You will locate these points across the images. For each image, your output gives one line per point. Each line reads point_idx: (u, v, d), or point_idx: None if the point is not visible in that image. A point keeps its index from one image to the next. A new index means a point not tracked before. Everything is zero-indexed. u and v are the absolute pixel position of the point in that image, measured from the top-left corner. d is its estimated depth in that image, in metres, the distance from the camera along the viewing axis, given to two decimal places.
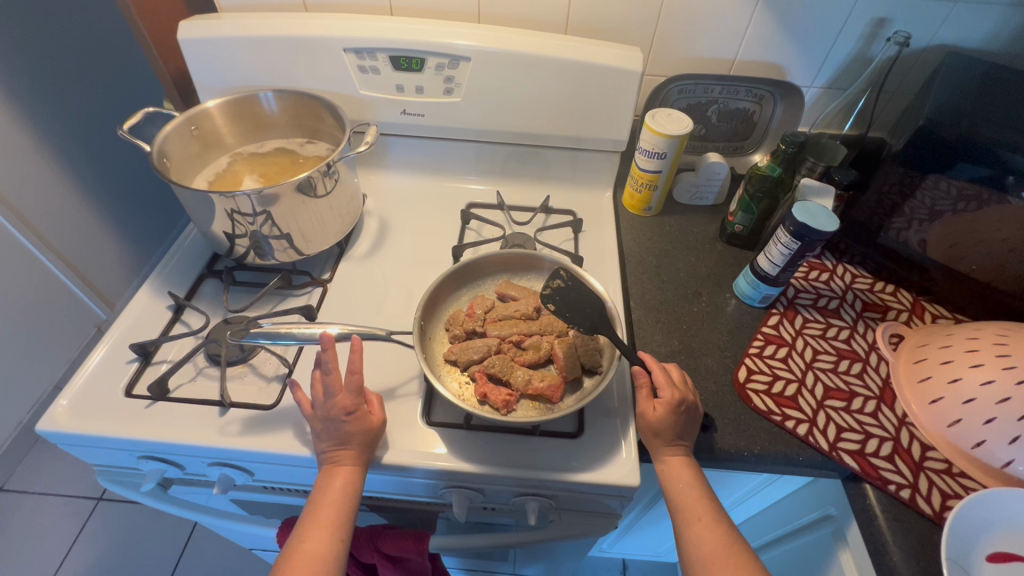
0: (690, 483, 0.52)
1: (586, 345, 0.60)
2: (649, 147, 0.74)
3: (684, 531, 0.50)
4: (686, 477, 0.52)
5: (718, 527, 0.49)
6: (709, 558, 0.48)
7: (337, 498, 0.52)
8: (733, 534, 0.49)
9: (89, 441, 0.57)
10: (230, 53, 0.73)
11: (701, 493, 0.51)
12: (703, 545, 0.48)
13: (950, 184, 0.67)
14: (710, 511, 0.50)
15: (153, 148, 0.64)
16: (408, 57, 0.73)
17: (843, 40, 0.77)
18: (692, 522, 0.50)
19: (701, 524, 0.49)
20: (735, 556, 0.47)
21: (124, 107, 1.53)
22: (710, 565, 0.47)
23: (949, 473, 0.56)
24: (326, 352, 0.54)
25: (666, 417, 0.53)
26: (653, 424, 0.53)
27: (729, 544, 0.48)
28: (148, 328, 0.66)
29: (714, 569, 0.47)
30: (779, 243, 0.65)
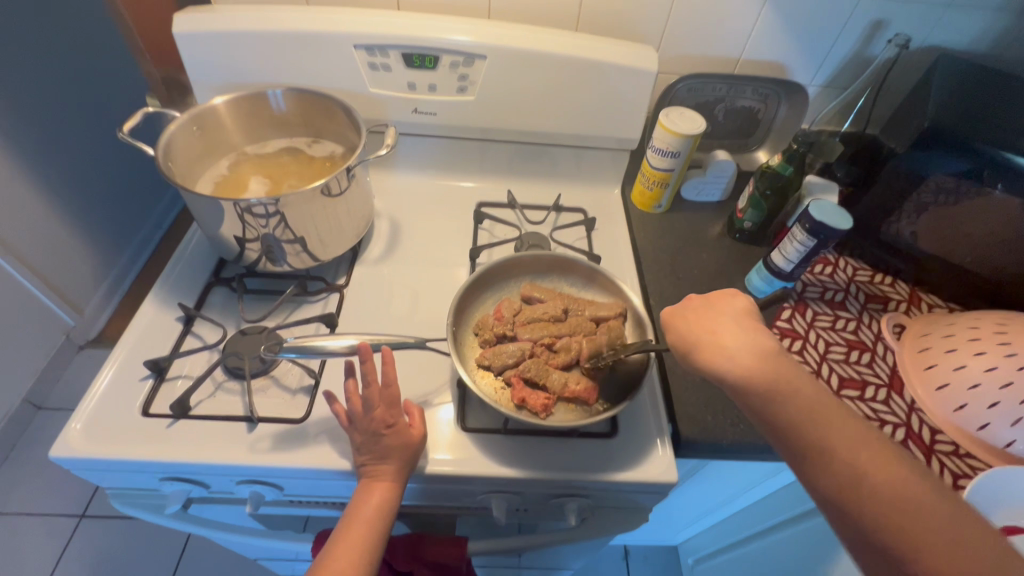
0: (780, 385, 0.44)
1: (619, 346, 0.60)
2: (662, 145, 0.75)
3: (801, 459, 0.42)
4: (769, 377, 0.44)
5: (838, 425, 0.41)
6: (852, 473, 0.39)
7: (372, 515, 0.51)
8: (861, 432, 0.41)
9: (106, 465, 0.54)
10: (230, 47, 0.69)
11: (793, 382, 0.44)
12: (830, 468, 0.40)
13: (932, 179, 0.71)
14: (825, 419, 0.42)
15: (157, 151, 0.60)
16: (422, 54, 0.71)
17: (844, 41, 0.79)
18: (808, 446, 0.42)
19: (817, 442, 0.41)
20: (874, 462, 0.39)
21: (87, 99, 1.43)
22: (855, 484, 0.39)
23: (956, 455, 0.60)
24: (365, 364, 0.53)
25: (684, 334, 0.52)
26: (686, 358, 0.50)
27: (862, 451, 0.40)
28: (158, 342, 0.63)
29: (862, 487, 0.39)
30: (794, 241, 0.67)
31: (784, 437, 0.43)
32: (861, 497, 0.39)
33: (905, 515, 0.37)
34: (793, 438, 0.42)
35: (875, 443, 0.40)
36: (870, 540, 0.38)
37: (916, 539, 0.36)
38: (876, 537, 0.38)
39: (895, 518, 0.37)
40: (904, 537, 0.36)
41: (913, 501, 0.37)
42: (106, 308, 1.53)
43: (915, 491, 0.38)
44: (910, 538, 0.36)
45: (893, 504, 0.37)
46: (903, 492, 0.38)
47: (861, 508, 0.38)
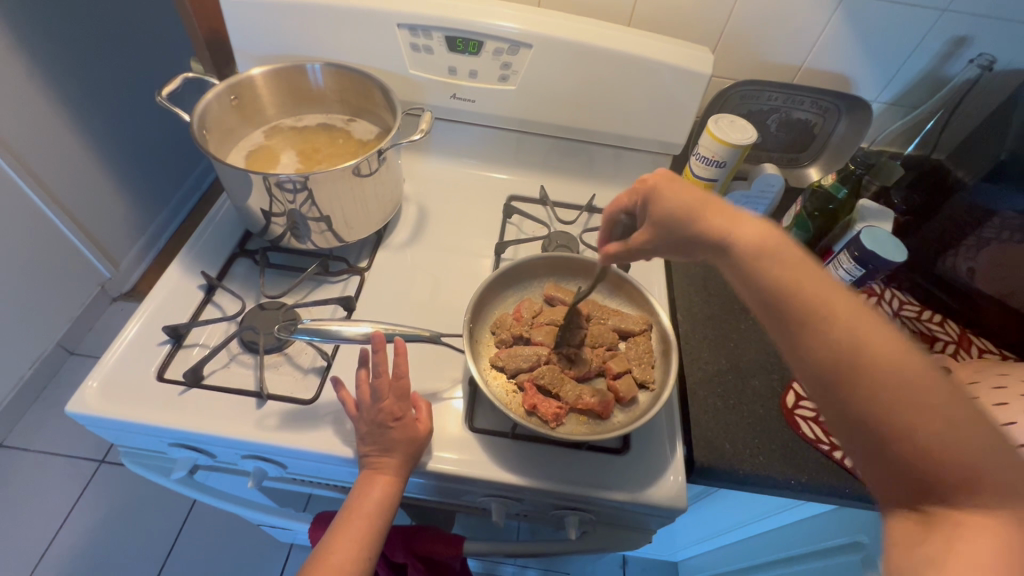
0: (787, 271, 0.37)
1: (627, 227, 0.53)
2: (708, 153, 0.71)
3: (789, 335, 0.36)
4: (770, 262, 0.38)
5: (836, 317, 0.34)
6: (853, 360, 0.33)
7: (373, 509, 0.51)
8: (869, 315, 0.34)
9: (119, 426, 0.55)
10: (274, 17, 0.68)
11: (804, 269, 0.37)
12: (831, 341, 0.34)
13: (996, 214, 0.67)
14: (828, 299, 0.35)
15: (192, 118, 0.60)
16: (466, 39, 0.69)
17: (919, 56, 0.74)
18: (809, 316, 0.35)
19: (822, 323, 0.34)
20: (873, 340, 0.33)
21: (139, 59, 1.45)
22: (842, 371, 0.33)
23: None
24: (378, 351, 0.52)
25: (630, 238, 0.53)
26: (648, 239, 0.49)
27: (869, 326, 0.34)
28: (178, 309, 0.63)
29: (867, 366, 0.32)
30: (840, 267, 0.64)
31: (778, 320, 0.37)
32: (859, 380, 0.32)
33: (911, 396, 0.31)
34: (789, 330, 0.36)
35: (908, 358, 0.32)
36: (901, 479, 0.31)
37: (914, 425, 0.31)
38: (862, 421, 0.32)
39: (893, 404, 0.31)
40: (903, 424, 0.31)
41: (920, 382, 0.31)
42: (141, 262, 1.58)
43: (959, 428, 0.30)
44: (902, 421, 0.31)
45: (891, 385, 0.32)
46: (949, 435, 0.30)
47: (857, 389, 0.32)
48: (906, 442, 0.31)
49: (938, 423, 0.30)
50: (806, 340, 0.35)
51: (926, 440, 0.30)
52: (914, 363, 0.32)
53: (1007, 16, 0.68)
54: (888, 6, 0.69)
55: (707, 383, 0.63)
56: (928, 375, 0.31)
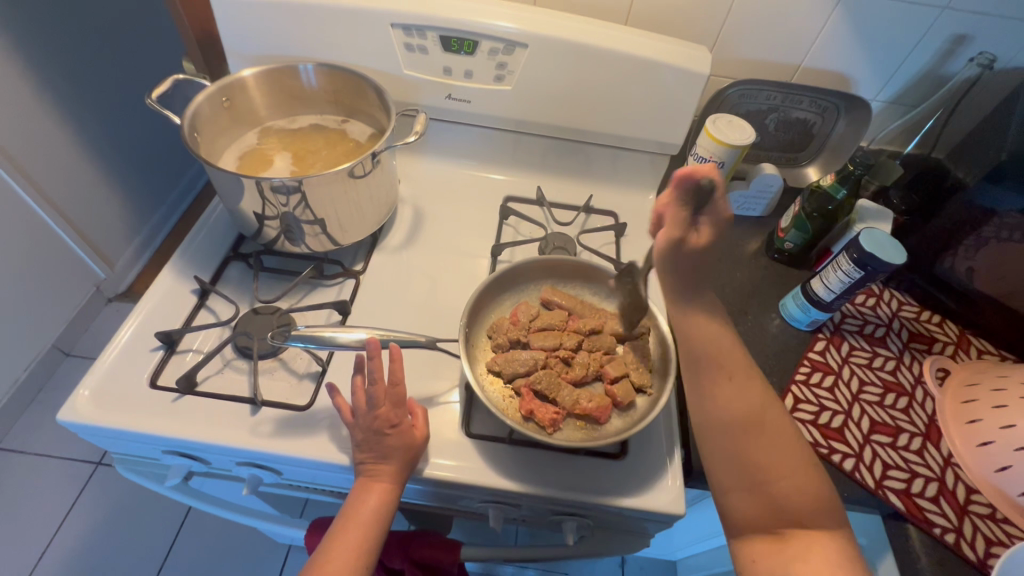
0: (716, 342, 0.51)
1: (686, 207, 0.47)
2: (705, 154, 0.70)
3: (706, 382, 0.50)
4: (707, 340, 0.51)
5: (735, 374, 0.50)
6: (739, 417, 0.48)
7: (371, 516, 0.50)
8: (752, 381, 0.50)
9: (112, 434, 0.54)
10: (265, 17, 0.67)
11: (729, 356, 0.51)
12: (722, 401, 0.49)
13: (993, 213, 0.66)
14: (723, 354, 0.51)
15: (183, 120, 0.59)
16: (460, 38, 0.67)
17: (919, 54, 0.73)
18: (718, 370, 0.50)
19: (722, 376, 0.50)
20: (752, 401, 0.49)
21: (133, 58, 1.44)
22: (745, 418, 0.48)
23: (992, 519, 0.55)
24: (374, 357, 0.51)
25: (676, 220, 0.48)
26: (702, 252, 0.48)
27: (753, 386, 0.50)
28: (171, 314, 0.63)
29: (748, 429, 0.48)
30: (839, 270, 0.63)
31: (696, 375, 0.51)
32: (751, 432, 0.48)
33: (773, 434, 0.48)
34: (704, 412, 0.50)
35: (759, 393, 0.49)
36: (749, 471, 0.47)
37: (777, 482, 0.46)
38: (748, 476, 0.47)
39: (772, 467, 0.47)
40: (773, 483, 0.46)
41: (778, 444, 0.48)
42: (136, 262, 1.57)
43: (778, 438, 0.48)
44: (774, 486, 0.46)
45: (771, 452, 0.47)
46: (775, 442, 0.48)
47: (733, 414, 0.48)
48: (747, 448, 0.47)
49: (792, 486, 0.46)
50: (713, 395, 0.49)
51: (791, 506, 0.45)
52: (779, 428, 0.48)
53: (1008, 14, 0.68)
54: (887, 5, 0.68)
55: None
56: (770, 419, 0.49)
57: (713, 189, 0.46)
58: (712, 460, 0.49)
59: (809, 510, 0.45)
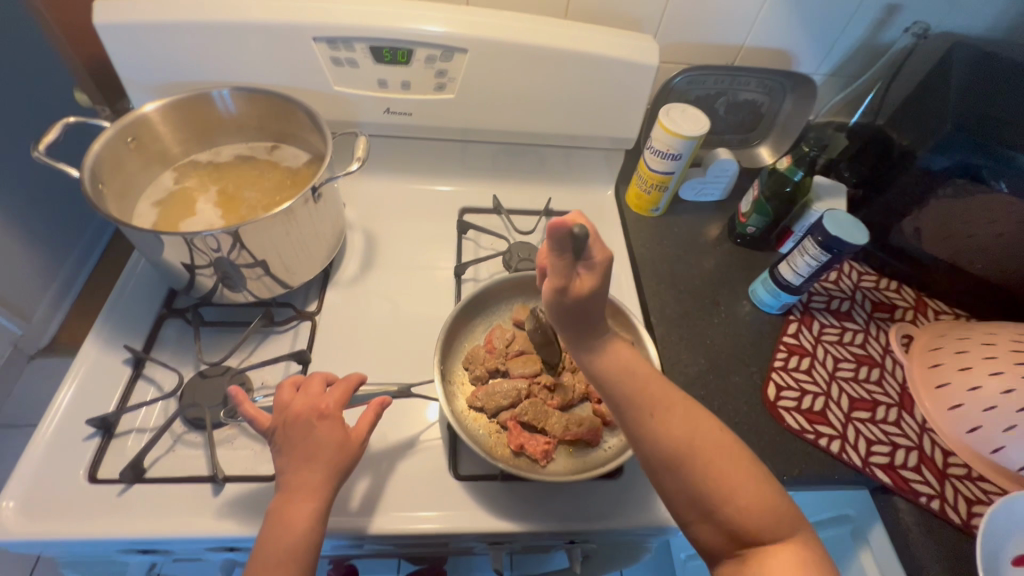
0: (630, 372, 0.40)
1: (567, 257, 0.36)
2: (661, 147, 0.69)
3: (628, 420, 0.39)
4: (624, 370, 0.40)
5: (655, 403, 0.39)
6: (675, 451, 0.38)
7: (296, 544, 0.41)
8: (673, 405, 0.39)
9: (50, 545, 0.48)
10: (165, 41, 0.59)
11: (641, 382, 0.40)
12: (657, 432, 0.38)
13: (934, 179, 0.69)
14: (643, 377, 0.40)
15: (82, 173, 0.51)
16: (393, 48, 0.62)
17: (854, 27, 0.74)
18: (638, 401, 0.39)
19: (640, 408, 0.39)
20: (679, 428, 0.38)
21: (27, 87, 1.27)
22: (681, 455, 0.38)
23: (969, 478, 0.58)
24: (286, 384, 0.47)
25: (557, 269, 0.37)
26: (591, 304, 0.38)
27: (681, 406, 0.39)
28: (102, 392, 0.55)
29: (684, 465, 0.37)
30: (806, 254, 0.63)
31: (619, 414, 0.40)
32: (690, 460, 0.37)
33: (712, 458, 0.37)
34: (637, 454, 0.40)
35: (681, 407, 0.40)
36: (697, 503, 0.37)
37: (732, 507, 0.36)
38: (698, 509, 0.37)
39: (720, 496, 0.36)
40: (725, 512, 0.36)
41: (720, 464, 0.37)
42: (57, 312, 1.41)
43: (712, 446, 0.38)
44: (728, 513, 0.36)
45: (716, 471, 0.37)
46: (712, 455, 0.38)
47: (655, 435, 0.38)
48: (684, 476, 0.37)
49: (746, 507, 0.36)
50: (643, 434, 0.39)
51: (752, 536, 0.35)
52: (719, 442, 0.38)
53: None
54: None
55: (691, 388, 0.62)
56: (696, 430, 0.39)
57: (588, 238, 0.36)
58: (664, 497, 0.39)
59: (770, 534, 0.35)
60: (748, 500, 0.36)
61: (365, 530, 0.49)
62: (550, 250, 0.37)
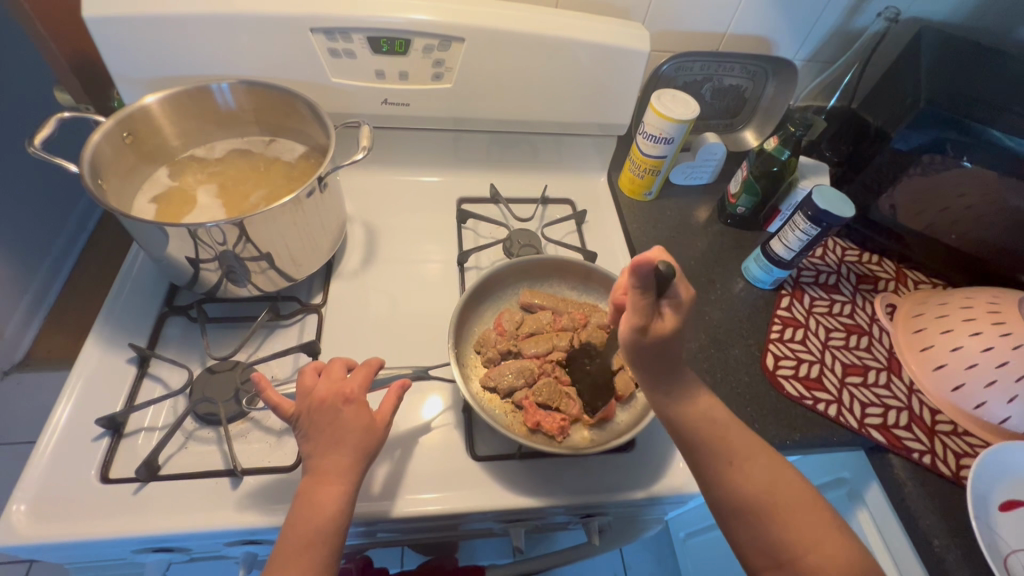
0: (711, 422, 0.45)
1: (651, 294, 0.40)
2: (654, 131, 0.71)
3: (712, 468, 0.44)
4: (704, 419, 0.44)
5: (734, 453, 0.44)
6: (754, 499, 0.43)
7: (325, 525, 0.42)
8: (754, 458, 0.44)
9: (65, 547, 0.47)
10: (158, 34, 0.58)
11: (722, 434, 0.44)
12: (742, 480, 0.43)
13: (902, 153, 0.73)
14: (725, 428, 0.45)
15: (81, 168, 0.50)
16: (391, 38, 0.62)
17: (829, 13, 0.77)
18: (724, 451, 0.44)
19: (722, 458, 0.44)
20: (761, 481, 0.43)
21: None
22: (763, 500, 0.43)
23: (956, 433, 0.62)
24: (309, 370, 0.47)
25: (641, 309, 0.41)
26: (671, 340, 0.42)
27: (764, 458, 0.44)
28: (107, 393, 0.54)
29: (766, 509, 0.42)
30: (796, 230, 0.66)
31: (701, 462, 0.44)
32: (773, 508, 0.42)
33: (789, 507, 0.43)
34: (717, 499, 0.44)
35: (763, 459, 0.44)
36: (775, 544, 0.42)
37: (807, 558, 0.41)
38: (771, 558, 0.42)
39: (797, 541, 0.42)
40: (802, 561, 0.41)
41: (797, 514, 0.42)
42: (31, 324, 1.35)
43: (790, 495, 0.43)
44: (805, 564, 0.41)
45: (793, 523, 0.42)
46: (790, 502, 0.43)
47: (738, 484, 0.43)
48: (761, 518, 0.42)
49: (821, 560, 0.41)
50: (727, 481, 0.43)
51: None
52: (797, 498, 0.43)
53: None
54: None
55: (694, 361, 0.65)
56: (771, 477, 0.44)
57: (671, 271, 0.39)
58: (736, 542, 0.44)
59: None
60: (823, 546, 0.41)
61: (388, 514, 0.50)
62: (634, 289, 0.40)
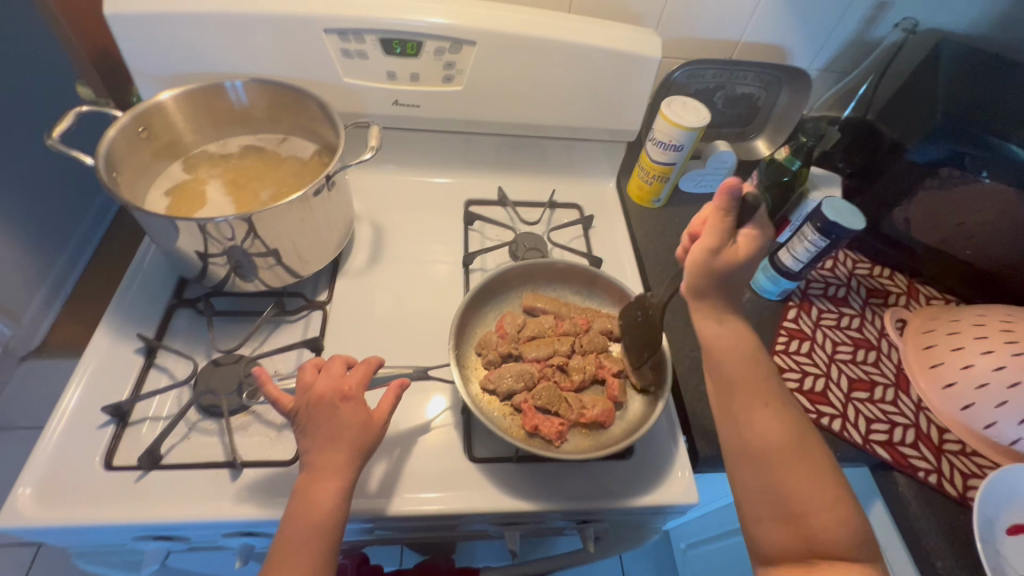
0: (743, 368, 0.50)
1: (731, 220, 0.47)
2: (664, 138, 0.70)
3: (739, 409, 0.49)
4: (737, 363, 0.50)
5: (770, 401, 0.49)
6: (774, 449, 0.47)
7: (322, 521, 0.42)
8: (786, 418, 0.48)
9: (68, 532, 0.48)
10: (177, 32, 0.59)
11: (756, 381, 0.50)
12: (763, 427, 0.47)
13: (916, 166, 0.72)
14: (758, 381, 0.50)
15: (97, 161, 0.52)
16: (403, 40, 0.63)
17: (846, 23, 0.76)
18: (754, 398, 0.49)
19: (756, 402, 0.49)
20: (788, 436, 0.47)
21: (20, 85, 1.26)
22: (779, 450, 0.47)
23: (964, 454, 0.60)
24: (308, 368, 0.48)
25: (717, 230, 0.48)
26: (741, 265, 0.48)
27: (790, 417, 0.48)
28: (115, 381, 0.55)
29: (780, 459, 0.46)
30: (805, 241, 0.65)
31: (729, 402, 0.50)
32: (787, 460, 0.46)
33: (803, 464, 0.46)
34: (734, 441, 0.49)
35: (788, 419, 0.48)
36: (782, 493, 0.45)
37: (813, 516, 0.44)
38: (776, 504, 0.45)
39: (803, 495, 0.45)
40: (808, 515, 0.44)
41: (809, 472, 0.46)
42: (49, 311, 1.38)
43: (805, 456, 0.46)
44: (810, 521, 0.44)
45: (803, 479, 0.45)
46: (804, 460, 0.46)
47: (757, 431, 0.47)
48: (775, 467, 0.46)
49: (827, 519, 0.44)
50: (749, 424, 0.48)
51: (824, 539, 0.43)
52: (815, 461, 0.47)
53: None
54: None
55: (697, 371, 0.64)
56: (789, 435, 0.47)
57: (756, 203, 0.47)
58: (747, 490, 0.47)
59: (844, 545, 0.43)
60: (825, 504, 0.44)
61: (384, 512, 0.50)
62: (717, 213, 0.48)
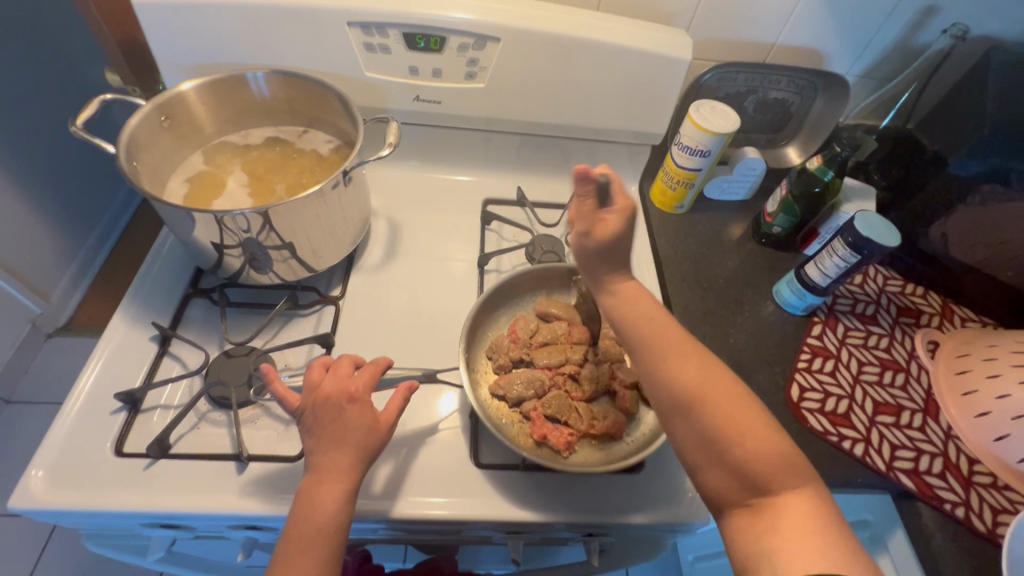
0: (651, 319, 0.46)
1: (590, 202, 0.47)
2: (690, 142, 0.68)
3: (648, 358, 0.45)
4: (638, 315, 0.46)
5: (679, 347, 0.44)
6: (688, 390, 0.42)
7: (326, 524, 0.42)
8: (695, 354, 0.44)
9: (77, 515, 0.48)
10: (201, 22, 0.59)
11: (664, 329, 0.45)
12: (674, 369, 0.43)
13: (959, 181, 0.68)
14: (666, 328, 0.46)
15: (118, 150, 0.52)
16: (426, 34, 0.62)
17: (890, 27, 0.73)
18: (657, 345, 0.45)
19: (664, 349, 0.44)
20: (696, 370, 0.43)
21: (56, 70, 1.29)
22: (697, 389, 0.42)
23: (995, 487, 0.57)
24: (315, 367, 0.48)
25: (583, 213, 0.47)
26: (614, 241, 0.47)
27: (698, 355, 0.44)
28: (128, 368, 0.56)
29: (697, 398, 0.42)
30: (834, 255, 0.63)
31: (641, 353, 0.45)
32: (705, 397, 0.41)
33: (721, 398, 0.41)
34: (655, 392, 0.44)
35: (698, 356, 0.44)
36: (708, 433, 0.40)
37: (739, 448, 0.39)
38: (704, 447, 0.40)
39: (729, 429, 0.40)
40: (736, 453, 0.39)
41: (732, 404, 0.41)
42: (76, 290, 1.42)
43: (725, 389, 0.42)
44: (737, 455, 0.39)
45: (725, 412, 0.41)
46: (726, 394, 0.42)
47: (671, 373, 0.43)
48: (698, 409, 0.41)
49: (756, 454, 0.39)
50: (660, 371, 0.44)
51: (758, 472, 0.38)
52: (732, 391, 0.42)
53: None
54: None
55: None
56: (703, 370, 0.43)
57: (608, 181, 0.47)
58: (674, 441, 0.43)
59: (777, 474, 0.38)
60: (753, 436, 0.40)
61: (387, 513, 0.49)
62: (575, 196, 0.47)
